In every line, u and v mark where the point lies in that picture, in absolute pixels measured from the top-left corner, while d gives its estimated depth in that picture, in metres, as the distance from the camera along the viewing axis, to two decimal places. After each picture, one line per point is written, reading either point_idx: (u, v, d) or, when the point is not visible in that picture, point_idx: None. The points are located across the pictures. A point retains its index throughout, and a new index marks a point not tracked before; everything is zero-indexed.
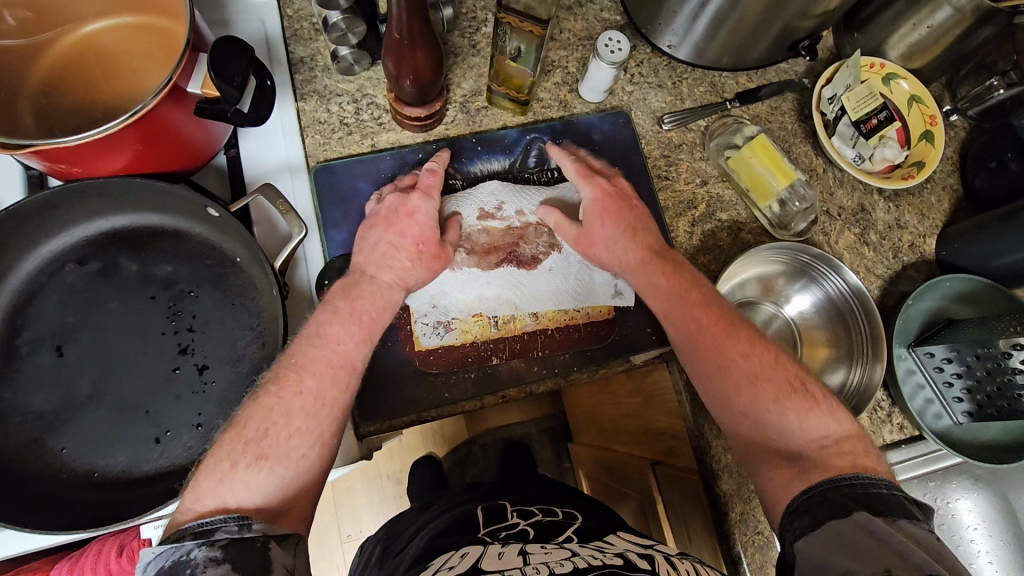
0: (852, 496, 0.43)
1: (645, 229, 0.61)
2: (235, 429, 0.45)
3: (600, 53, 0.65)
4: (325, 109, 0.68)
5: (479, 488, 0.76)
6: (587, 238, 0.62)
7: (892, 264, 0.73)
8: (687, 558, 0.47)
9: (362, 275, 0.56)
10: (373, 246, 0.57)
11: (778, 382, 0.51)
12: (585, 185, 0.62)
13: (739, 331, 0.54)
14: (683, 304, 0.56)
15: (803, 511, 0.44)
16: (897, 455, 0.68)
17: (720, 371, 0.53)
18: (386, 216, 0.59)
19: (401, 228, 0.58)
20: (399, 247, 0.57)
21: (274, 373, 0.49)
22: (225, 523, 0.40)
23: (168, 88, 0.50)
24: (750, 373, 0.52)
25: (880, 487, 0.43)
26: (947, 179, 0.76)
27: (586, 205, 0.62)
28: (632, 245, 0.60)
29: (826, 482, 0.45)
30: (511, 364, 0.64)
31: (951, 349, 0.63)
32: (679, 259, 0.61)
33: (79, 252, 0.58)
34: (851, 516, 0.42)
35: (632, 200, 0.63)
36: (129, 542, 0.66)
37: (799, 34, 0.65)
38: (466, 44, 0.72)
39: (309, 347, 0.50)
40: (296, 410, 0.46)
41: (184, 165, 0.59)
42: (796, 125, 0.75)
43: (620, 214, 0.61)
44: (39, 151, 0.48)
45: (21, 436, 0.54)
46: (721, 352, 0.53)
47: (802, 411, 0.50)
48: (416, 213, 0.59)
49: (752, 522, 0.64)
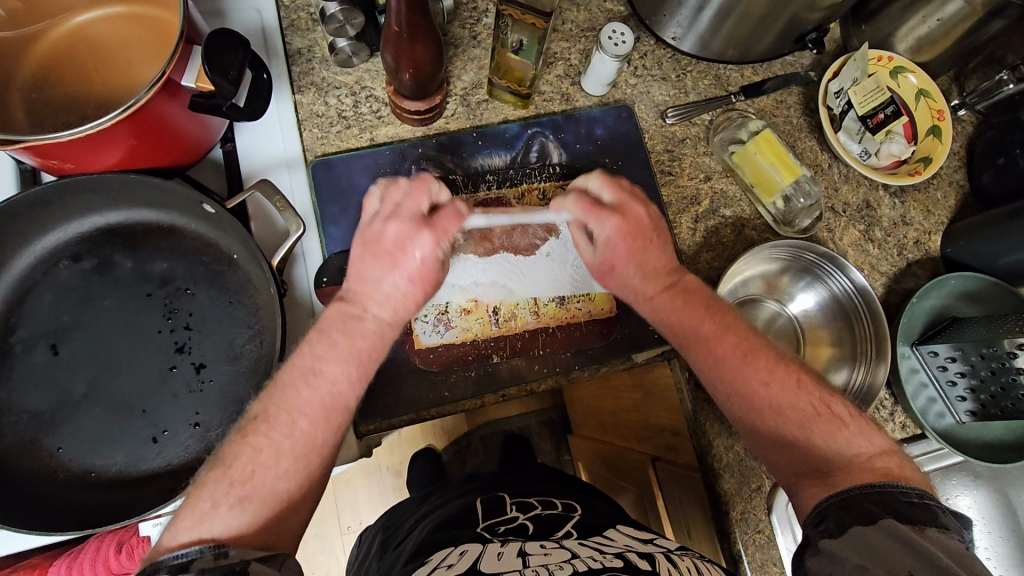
0: (881, 502, 0.41)
1: (663, 261, 0.57)
2: (219, 467, 0.44)
3: (603, 45, 0.63)
4: (323, 102, 0.67)
5: (479, 479, 0.76)
6: (607, 266, 0.58)
7: (896, 261, 0.73)
8: (687, 554, 0.46)
9: (360, 313, 0.52)
10: (372, 280, 0.52)
11: (803, 409, 0.48)
12: (599, 219, 0.56)
13: (759, 357, 0.51)
14: (700, 337, 0.53)
15: (825, 515, 0.43)
16: (918, 447, 0.69)
17: (742, 402, 0.51)
18: (390, 250, 0.52)
19: (407, 267, 0.52)
20: (403, 288, 0.52)
21: (263, 411, 0.47)
22: (203, 554, 0.38)
23: (162, 82, 0.49)
24: (770, 404, 0.49)
25: (909, 495, 0.42)
26: (953, 175, 0.75)
27: (606, 244, 0.56)
28: (644, 272, 0.57)
29: (852, 488, 0.43)
30: (512, 362, 0.64)
31: (955, 348, 0.63)
32: (694, 282, 0.57)
33: (72, 249, 0.57)
34: (879, 523, 0.40)
35: (649, 233, 0.57)
36: (128, 539, 0.67)
37: (807, 26, 0.64)
38: (466, 35, 0.71)
39: (302, 386, 0.48)
40: (284, 451, 0.46)
41: (179, 161, 0.58)
42: (802, 120, 0.74)
43: (639, 248, 0.56)
44: (31, 147, 0.47)
45: (17, 435, 0.53)
46: (741, 383, 0.51)
47: (829, 438, 0.47)
48: (417, 249, 0.52)
49: (753, 522, 0.64)
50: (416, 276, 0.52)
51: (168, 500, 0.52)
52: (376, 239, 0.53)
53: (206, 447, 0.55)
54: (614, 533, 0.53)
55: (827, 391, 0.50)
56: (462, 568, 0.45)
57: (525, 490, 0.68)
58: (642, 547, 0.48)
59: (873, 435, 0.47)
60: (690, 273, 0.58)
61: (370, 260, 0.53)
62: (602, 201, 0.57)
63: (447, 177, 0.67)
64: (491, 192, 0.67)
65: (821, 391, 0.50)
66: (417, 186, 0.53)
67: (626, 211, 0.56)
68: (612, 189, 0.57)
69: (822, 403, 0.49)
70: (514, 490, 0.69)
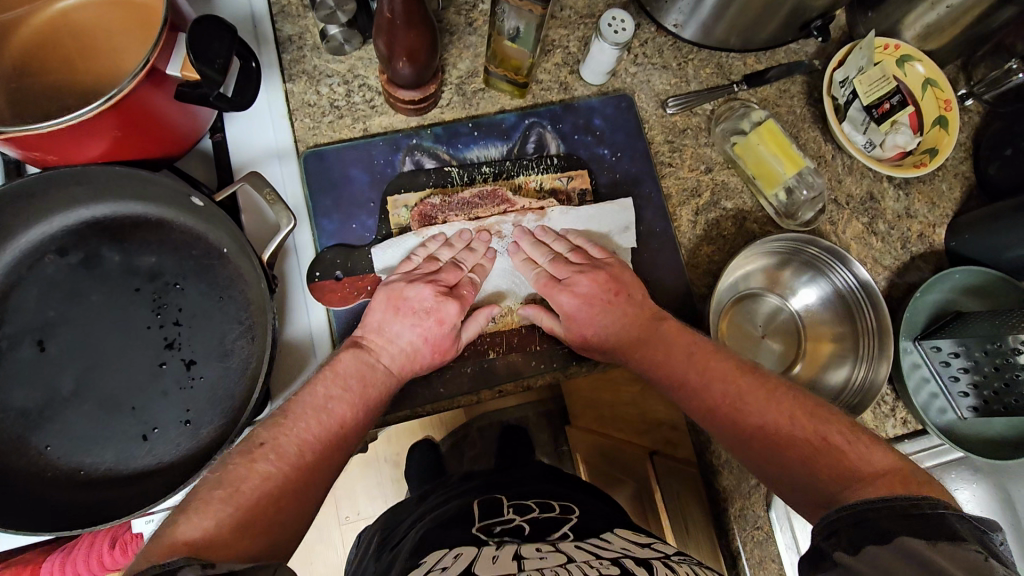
0: (893, 518, 0.39)
1: (632, 319, 0.60)
2: (225, 488, 0.44)
3: (602, 33, 0.62)
4: (315, 91, 0.65)
5: (477, 476, 0.75)
6: (578, 337, 0.61)
7: (900, 255, 0.71)
8: (684, 560, 0.46)
9: (375, 361, 0.57)
10: (393, 334, 0.58)
11: (800, 440, 0.48)
12: (557, 295, 0.61)
13: (748, 397, 0.52)
14: (691, 386, 0.55)
15: (836, 529, 0.40)
16: (909, 447, 0.68)
17: (741, 447, 0.51)
18: (418, 310, 0.58)
19: (426, 330, 0.58)
20: (415, 348, 0.58)
21: (271, 439, 0.48)
22: (189, 563, 0.35)
23: (145, 71, 0.47)
24: (766, 444, 0.49)
25: (922, 508, 0.39)
26: (959, 167, 0.73)
27: (566, 317, 0.61)
28: (632, 320, 0.60)
29: (862, 504, 0.41)
30: (508, 358, 0.63)
31: (959, 344, 0.62)
32: (674, 329, 0.59)
33: (58, 243, 0.56)
34: (891, 543, 0.37)
35: (607, 296, 0.60)
36: (121, 534, 0.65)
37: (812, 13, 0.62)
38: (462, 22, 0.69)
39: (313, 424, 0.51)
40: (284, 480, 0.47)
41: (166, 152, 0.57)
42: (806, 110, 0.73)
43: (596, 313, 0.60)
44: (12, 138, 0.46)
45: (4, 433, 0.52)
46: (735, 424, 0.52)
47: (833, 471, 0.45)
48: (446, 320, 0.58)
49: (751, 518, 0.69)
50: (430, 341, 0.58)
51: (158, 498, 0.51)
52: (402, 295, 0.59)
53: (197, 444, 0.54)
54: (610, 535, 0.53)
55: (824, 421, 0.49)
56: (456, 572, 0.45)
57: (523, 489, 0.68)
58: (640, 552, 0.48)
59: (883, 460, 0.45)
60: (669, 318, 0.60)
61: (394, 314, 0.58)
62: (559, 277, 0.62)
63: (443, 169, 0.66)
64: (486, 186, 0.66)
65: (815, 421, 0.49)
66: (455, 266, 0.61)
67: (579, 283, 0.61)
68: (566, 268, 0.62)
69: (818, 435, 0.48)
70: (511, 490, 0.68)
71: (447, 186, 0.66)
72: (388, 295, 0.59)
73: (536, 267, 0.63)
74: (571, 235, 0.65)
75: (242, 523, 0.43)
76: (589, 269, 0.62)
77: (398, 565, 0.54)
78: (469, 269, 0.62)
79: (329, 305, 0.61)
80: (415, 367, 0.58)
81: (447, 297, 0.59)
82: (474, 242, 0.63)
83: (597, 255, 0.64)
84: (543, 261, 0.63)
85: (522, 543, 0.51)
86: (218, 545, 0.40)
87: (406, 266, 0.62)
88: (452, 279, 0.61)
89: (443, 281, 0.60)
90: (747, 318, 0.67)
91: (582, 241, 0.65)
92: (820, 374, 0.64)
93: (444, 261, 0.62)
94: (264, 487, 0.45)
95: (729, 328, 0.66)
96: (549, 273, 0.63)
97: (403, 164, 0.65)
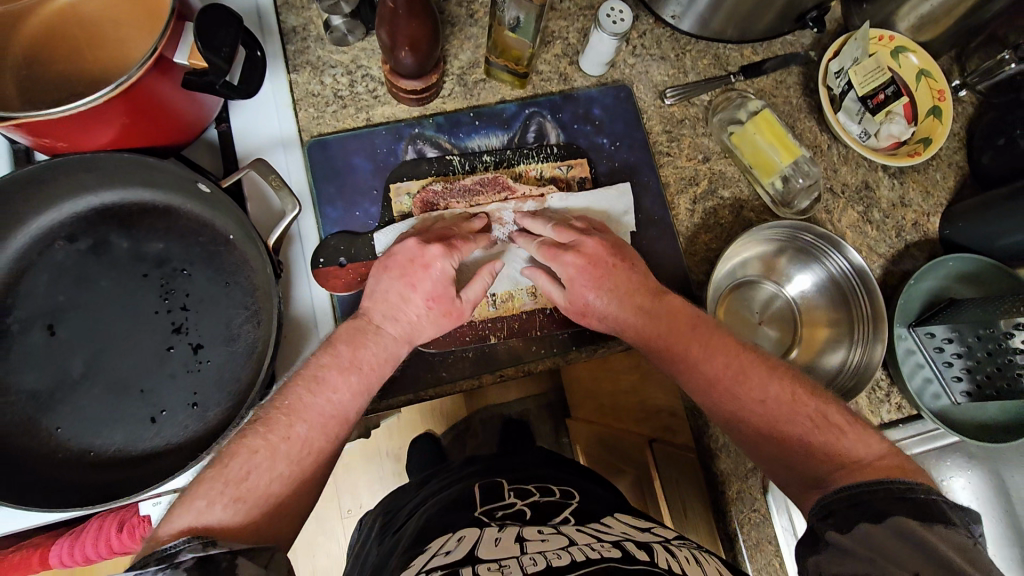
0: (888, 500, 0.40)
1: (635, 286, 0.60)
2: (216, 467, 0.45)
3: (601, 24, 0.62)
4: (318, 81, 0.66)
5: (478, 463, 0.76)
6: (581, 306, 0.61)
7: (895, 243, 0.73)
8: (685, 545, 0.47)
9: (366, 323, 0.57)
10: (384, 290, 0.57)
11: (800, 423, 0.49)
12: (560, 259, 0.60)
13: (751, 373, 0.53)
14: (692, 362, 0.56)
15: (831, 511, 0.42)
16: (896, 433, 0.69)
17: (740, 424, 0.52)
18: (405, 264, 0.58)
19: (418, 284, 0.57)
20: (412, 306, 0.57)
21: (264, 415, 0.49)
22: (189, 544, 0.37)
23: (153, 59, 0.48)
24: (768, 420, 0.50)
25: (915, 492, 0.40)
26: (953, 156, 0.75)
27: (567, 283, 0.60)
28: (630, 295, 0.60)
29: (856, 486, 0.42)
30: (509, 343, 0.64)
31: (952, 329, 0.63)
32: (675, 303, 0.59)
33: (67, 229, 0.57)
34: (885, 522, 0.38)
35: (610, 261, 0.60)
36: (129, 518, 0.65)
37: (807, 4, 0.63)
38: (463, 13, 0.70)
39: (305, 393, 0.51)
40: (288, 461, 0.48)
41: (174, 141, 0.58)
42: (802, 100, 0.74)
43: (602, 277, 0.60)
44: (24, 125, 0.47)
45: (16, 415, 0.53)
46: (735, 401, 0.52)
47: (833, 448, 0.47)
48: (432, 266, 0.58)
49: (749, 501, 0.66)
50: (430, 296, 0.57)
51: (166, 478, 0.52)
52: (390, 254, 0.58)
53: (204, 426, 0.55)
54: (609, 520, 0.54)
55: (823, 400, 0.51)
56: (460, 555, 0.46)
57: (523, 475, 0.69)
58: (640, 535, 0.49)
59: (875, 442, 0.47)
60: (669, 293, 0.61)
61: (383, 272, 0.58)
62: (562, 242, 0.61)
63: (444, 158, 0.67)
64: (487, 174, 0.67)
65: (817, 400, 0.51)
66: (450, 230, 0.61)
67: (584, 247, 0.60)
68: (571, 231, 0.61)
69: (818, 414, 0.49)
70: (511, 475, 0.69)
71: (449, 174, 0.67)
72: (379, 259, 0.59)
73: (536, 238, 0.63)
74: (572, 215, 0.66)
75: (251, 502, 0.44)
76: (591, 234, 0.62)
77: (401, 547, 0.55)
78: (472, 237, 0.62)
79: (331, 291, 0.62)
80: (416, 328, 0.58)
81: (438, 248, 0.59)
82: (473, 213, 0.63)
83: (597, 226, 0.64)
84: (544, 231, 0.63)
85: (524, 526, 0.52)
86: (218, 527, 0.42)
87: (402, 232, 0.62)
88: (444, 235, 0.60)
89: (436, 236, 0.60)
90: (744, 304, 0.68)
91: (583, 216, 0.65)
92: (816, 358, 0.65)
93: (438, 226, 0.62)
94: (272, 468, 0.47)
95: (726, 314, 0.67)
96: (550, 242, 0.62)
97: (406, 153, 0.66)
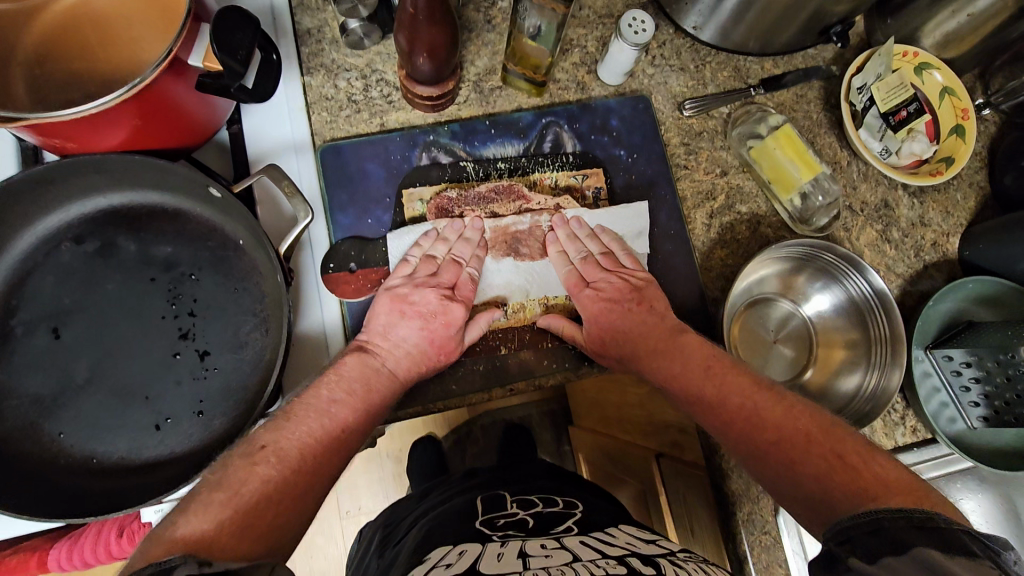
0: (913, 528, 0.38)
1: (647, 328, 0.61)
2: (224, 491, 0.43)
3: (623, 33, 0.61)
4: (333, 85, 0.65)
5: (480, 474, 0.75)
6: (598, 343, 0.61)
7: (913, 263, 0.71)
8: (692, 558, 0.46)
9: (380, 366, 0.57)
10: (400, 338, 0.58)
11: (816, 460, 0.47)
12: (582, 298, 0.63)
13: (764, 411, 0.52)
14: (707, 402, 0.55)
15: (851, 536, 0.40)
16: (909, 457, 0.68)
17: (759, 461, 0.50)
18: (423, 312, 0.59)
19: (431, 330, 0.59)
20: (421, 350, 0.58)
21: (272, 443, 0.48)
22: (184, 562, 0.34)
23: (167, 61, 0.47)
24: (785, 455, 0.48)
25: (937, 522, 0.38)
26: (975, 176, 0.73)
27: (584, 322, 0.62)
28: (643, 338, 0.61)
29: (877, 511, 0.40)
30: (520, 356, 0.63)
31: (970, 354, 0.62)
32: (692, 341, 0.59)
33: (74, 231, 0.56)
34: (911, 554, 0.37)
35: (628, 305, 0.62)
36: (128, 523, 0.65)
37: (833, 18, 0.62)
38: (480, 19, 0.69)
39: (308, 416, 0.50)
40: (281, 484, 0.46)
41: (183, 142, 0.56)
42: (823, 115, 0.72)
43: (617, 317, 0.61)
44: (32, 125, 0.46)
45: (17, 419, 0.52)
46: (757, 436, 0.51)
47: (848, 486, 0.44)
48: (451, 322, 0.59)
49: (758, 523, 0.64)
50: (437, 345, 0.59)
51: (171, 489, 0.51)
52: (406, 299, 0.59)
53: (209, 435, 0.54)
54: (615, 529, 0.53)
55: (837, 436, 0.48)
56: (462, 568, 0.45)
57: (527, 487, 0.68)
58: (645, 548, 0.48)
59: (894, 476, 0.44)
60: (689, 332, 0.60)
61: (399, 317, 0.59)
62: (587, 279, 0.64)
63: (458, 166, 0.66)
64: (502, 181, 0.66)
65: (831, 435, 0.48)
66: (453, 264, 0.61)
67: (605, 288, 0.63)
68: (595, 270, 0.64)
69: (832, 452, 0.47)
70: (513, 487, 0.68)
71: (462, 181, 0.66)
72: (393, 298, 0.59)
73: (568, 263, 0.64)
74: (604, 235, 0.66)
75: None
76: (617, 275, 0.63)
77: (403, 559, 0.54)
78: (467, 262, 0.63)
79: (341, 297, 0.61)
80: (419, 371, 0.58)
81: (451, 299, 0.60)
82: (465, 231, 0.63)
83: (628, 263, 0.65)
84: (574, 258, 0.64)
85: (527, 538, 0.51)
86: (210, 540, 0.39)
87: (402, 269, 0.61)
88: (450, 278, 0.61)
89: (450, 286, 0.61)
90: (759, 323, 0.67)
91: (615, 247, 0.66)
92: (832, 379, 0.64)
93: (441, 257, 0.62)
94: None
95: (741, 333, 0.66)
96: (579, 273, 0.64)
97: (419, 160, 0.65)
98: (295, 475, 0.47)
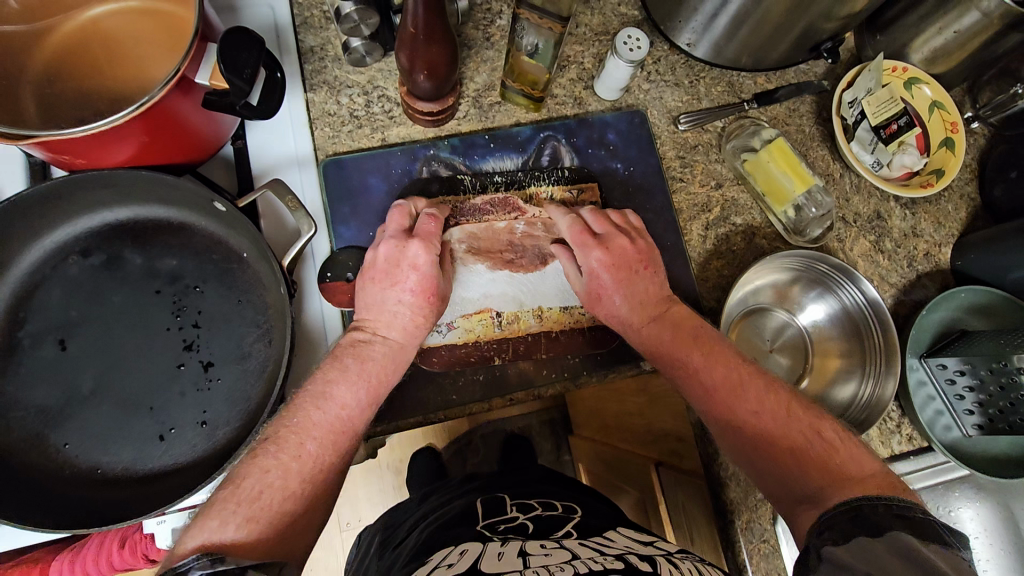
0: (891, 513, 0.39)
1: (652, 294, 0.60)
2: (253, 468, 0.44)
3: (618, 50, 0.63)
4: (335, 101, 0.67)
5: (479, 479, 0.75)
6: (597, 295, 0.60)
7: (906, 273, 0.72)
8: (688, 557, 0.47)
9: (373, 335, 0.56)
10: (377, 302, 0.56)
11: (795, 441, 0.47)
12: (588, 248, 0.60)
13: (744, 383, 0.52)
14: (690, 371, 0.54)
15: (829, 526, 0.40)
16: (907, 465, 0.68)
17: (743, 451, 0.50)
18: (385, 266, 0.57)
19: (400, 279, 0.56)
20: (406, 303, 0.56)
21: (274, 434, 0.48)
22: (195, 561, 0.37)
23: (175, 80, 0.48)
24: (764, 436, 0.49)
25: (914, 510, 0.39)
26: (965, 188, 0.75)
27: (593, 272, 0.60)
28: (638, 308, 0.59)
29: (855, 499, 0.41)
30: (518, 366, 0.64)
31: (965, 362, 0.62)
32: (684, 313, 0.59)
33: (82, 244, 0.57)
34: (887, 537, 0.37)
35: (636, 263, 0.60)
36: (131, 534, 0.65)
37: (823, 35, 0.64)
38: (480, 37, 0.71)
39: (313, 411, 0.50)
40: (292, 472, 0.46)
41: (189, 157, 0.58)
42: (815, 129, 0.74)
43: (624, 274, 0.59)
44: (43, 142, 0.47)
45: (23, 430, 0.53)
46: (736, 419, 0.51)
47: (822, 467, 0.45)
48: (416, 264, 0.57)
49: (758, 531, 0.65)
50: (417, 291, 0.56)
51: (172, 500, 0.52)
52: (367, 266, 0.58)
53: (212, 445, 0.55)
54: (614, 534, 0.53)
55: (818, 416, 0.49)
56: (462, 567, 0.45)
57: (525, 490, 0.68)
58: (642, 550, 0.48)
59: (870, 465, 0.45)
60: (681, 304, 0.60)
61: (368, 284, 0.57)
62: (594, 231, 0.61)
63: (456, 179, 0.67)
64: (498, 195, 0.67)
65: (811, 415, 0.50)
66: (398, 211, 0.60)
67: (613, 242, 0.60)
68: (604, 223, 0.61)
69: (812, 430, 0.48)
70: (513, 491, 0.68)
71: (459, 195, 0.66)
72: (361, 273, 0.58)
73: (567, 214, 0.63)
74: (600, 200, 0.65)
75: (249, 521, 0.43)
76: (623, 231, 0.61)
77: (404, 558, 0.54)
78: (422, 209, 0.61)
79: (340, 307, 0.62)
80: (419, 323, 0.57)
81: (405, 241, 0.58)
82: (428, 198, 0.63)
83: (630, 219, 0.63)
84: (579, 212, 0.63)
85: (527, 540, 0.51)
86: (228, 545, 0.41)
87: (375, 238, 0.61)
88: (402, 222, 0.59)
89: (396, 232, 0.59)
90: (755, 333, 0.68)
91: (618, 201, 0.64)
92: (828, 388, 0.65)
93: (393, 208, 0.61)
94: (274, 482, 0.45)
95: (738, 342, 0.67)
96: (581, 224, 0.61)
97: (420, 173, 0.67)
98: (303, 461, 0.47)
